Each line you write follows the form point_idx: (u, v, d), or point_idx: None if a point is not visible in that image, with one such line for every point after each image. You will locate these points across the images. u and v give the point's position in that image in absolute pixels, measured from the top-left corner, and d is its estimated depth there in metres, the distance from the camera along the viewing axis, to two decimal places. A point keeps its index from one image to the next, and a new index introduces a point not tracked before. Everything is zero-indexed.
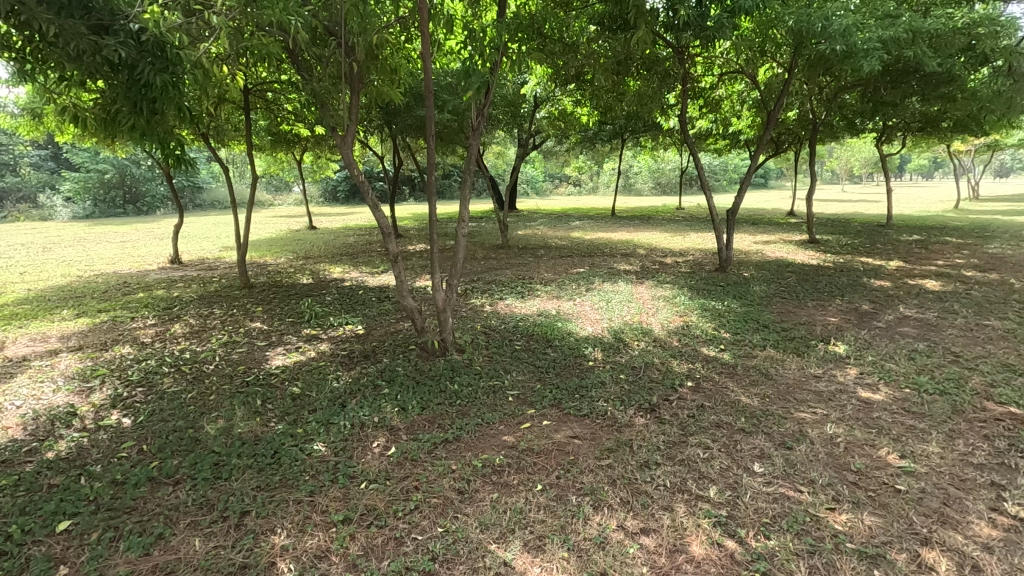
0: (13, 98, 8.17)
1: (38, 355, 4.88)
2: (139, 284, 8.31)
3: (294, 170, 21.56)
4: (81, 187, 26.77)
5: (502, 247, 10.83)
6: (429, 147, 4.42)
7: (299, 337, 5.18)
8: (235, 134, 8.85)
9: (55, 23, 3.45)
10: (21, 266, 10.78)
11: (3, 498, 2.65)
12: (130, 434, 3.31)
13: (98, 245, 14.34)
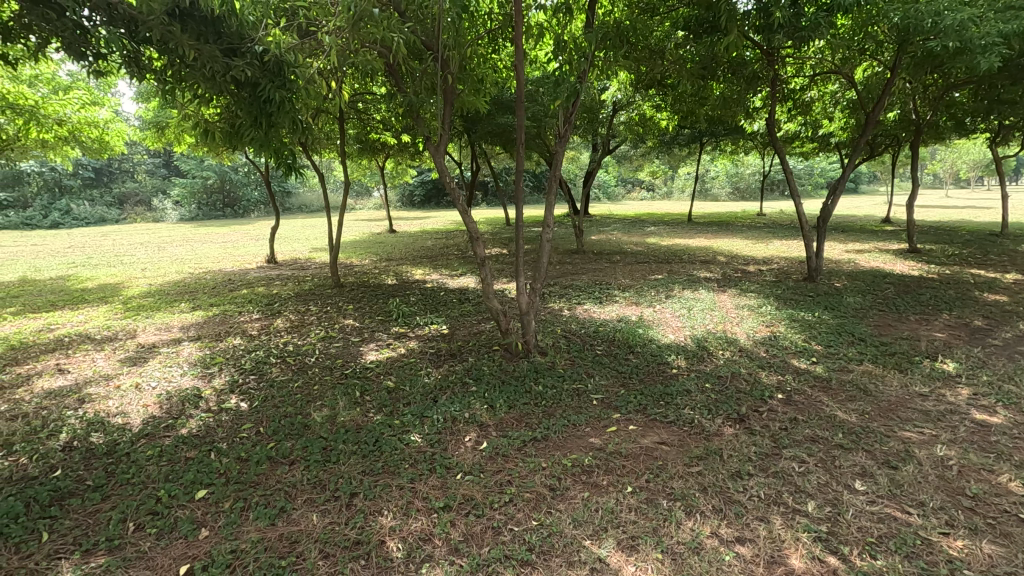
0: (141, 113, 9.13)
1: (164, 343, 5.46)
2: (242, 281, 9.06)
3: (375, 176, 22.62)
4: (188, 192, 29.39)
5: (577, 252, 10.84)
6: (518, 154, 4.56)
7: (389, 334, 5.49)
8: (329, 143, 9.45)
9: (195, 48, 3.88)
10: (143, 263, 12.05)
11: (151, 467, 3.02)
12: (249, 417, 3.66)
13: (204, 245, 15.71)
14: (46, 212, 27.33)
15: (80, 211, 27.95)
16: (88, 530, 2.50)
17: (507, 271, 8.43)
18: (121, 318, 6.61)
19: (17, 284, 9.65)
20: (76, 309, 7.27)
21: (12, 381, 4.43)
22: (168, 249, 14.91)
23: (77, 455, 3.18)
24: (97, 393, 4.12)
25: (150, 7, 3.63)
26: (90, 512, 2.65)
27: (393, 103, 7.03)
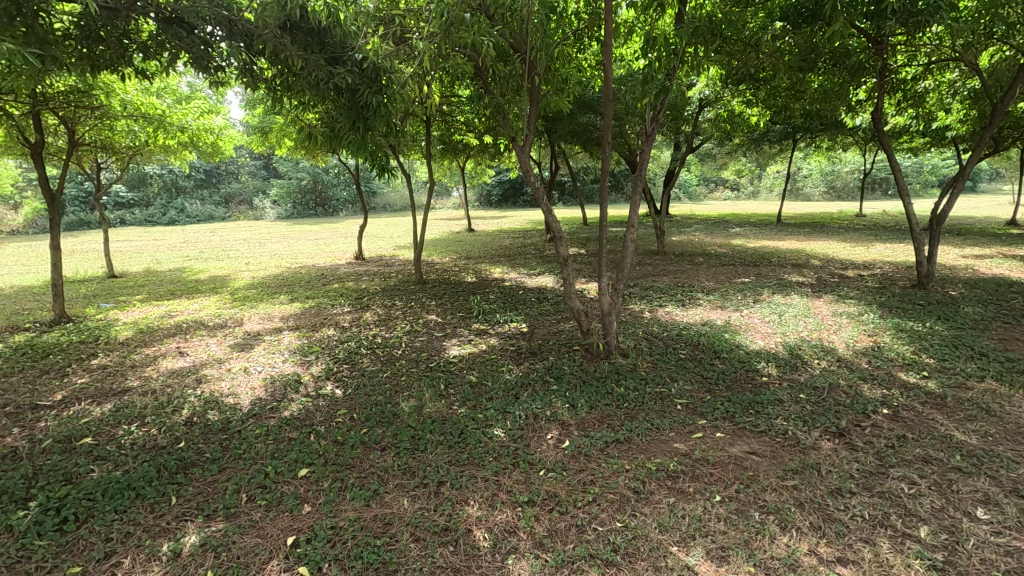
0: (248, 119, 9.90)
1: (267, 331, 5.92)
2: (334, 276, 9.62)
3: (455, 176, 23.20)
4: (285, 193, 31.58)
5: (657, 253, 10.58)
6: (604, 154, 4.51)
7: (470, 330, 5.63)
8: (415, 145, 9.82)
9: (303, 58, 4.16)
10: (247, 257, 13.09)
11: (260, 444, 3.29)
12: (343, 403, 3.90)
13: (299, 241, 16.82)
14: (165, 210, 30.38)
15: (192, 209, 30.82)
16: (209, 497, 2.76)
17: (586, 271, 8.37)
18: (229, 308, 7.24)
19: (143, 275, 10.80)
20: (192, 298, 8.02)
21: (142, 361, 4.97)
22: (268, 245, 16.10)
23: (198, 430, 3.53)
24: (212, 375, 4.54)
25: (266, 22, 3.94)
26: (209, 481, 2.93)
27: (477, 103, 7.19)
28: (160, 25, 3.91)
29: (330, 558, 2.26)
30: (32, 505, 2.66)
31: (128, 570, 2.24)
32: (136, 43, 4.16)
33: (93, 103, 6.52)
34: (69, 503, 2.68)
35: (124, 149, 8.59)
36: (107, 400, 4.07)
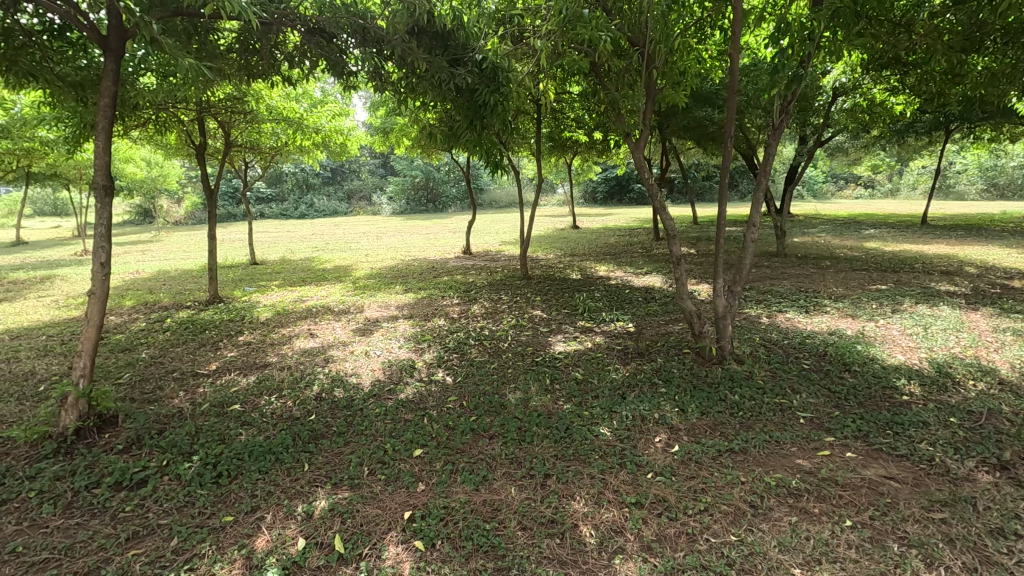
0: (371, 120, 10.58)
1: (385, 318, 6.33)
2: (444, 269, 10.06)
3: (561, 174, 23.23)
4: (400, 189, 33.47)
5: (777, 255, 9.86)
6: (727, 149, 4.26)
7: (575, 327, 5.63)
8: (525, 142, 9.96)
9: (428, 61, 4.37)
10: (366, 250, 14.08)
11: (379, 423, 3.54)
12: (453, 390, 4.07)
13: (412, 235, 17.76)
14: (297, 206, 33.71)
15: (320, 204, 33.71)
16: (336, 467, 3.02)
17: (697, 272, 8.02)
18: (352, 295, 7.83)
19: (279, 263, 12.01)
20: (320, 285, 8.78)
21: (280, 340, 5.54)
22: (385, 239, 17.19)
23: (326, 404, 3.87)
24: (338, 355, 4.96)
25: (396, 28, 4.17)
26: (336, 452, 3.20)
27: (589, 99, 7.12)
28: (305, 36, 4.26)
29: (442, 535, 2.38)
30: (194, 459, 3.07)
31: (270, 525, 2.51)
32: (283, 53, 4.57)
33: (245, 108, 7.31)
34: (223, 460, 3.06)
35: (267, 150, 9.56)
36: (252, 372, 4.59)
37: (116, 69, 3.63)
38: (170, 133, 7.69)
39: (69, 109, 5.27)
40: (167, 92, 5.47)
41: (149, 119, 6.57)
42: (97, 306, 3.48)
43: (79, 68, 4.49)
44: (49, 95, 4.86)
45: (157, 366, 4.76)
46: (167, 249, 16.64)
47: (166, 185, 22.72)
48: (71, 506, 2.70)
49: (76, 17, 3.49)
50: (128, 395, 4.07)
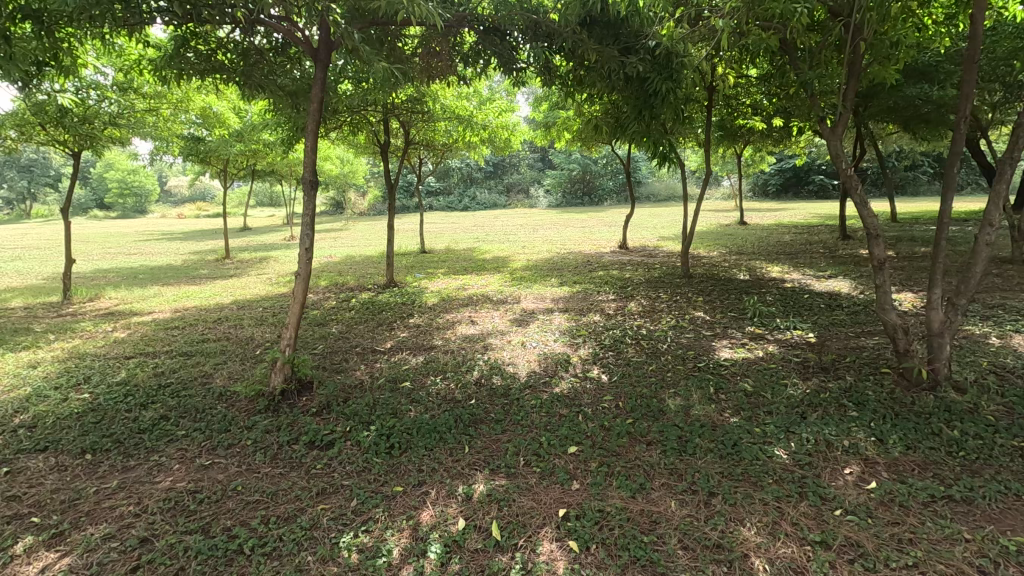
0: (534, 115, 10.78)
1: (541, 310, 6.43)
2: (600, 263, 9.92)
3: (729, 165, 21.56)
4: (557, 182, 33.90)
5: (1011, 261, 8.02)
6: (959, 132, 3.47)
7: (743, 333, 5.15)
8: (692, 133, 9.35)
9: (598, 51, 4.22)
10: (523, 242, 14.49)
11: (535, 415, 3.57)
12: (608, 390, 3.96)
13: (567, 228, 17.86)
14: (462, 199, 36.09)
15: (481, 197, 35.58)
16: (493, 454, 3.11)
17: (898, 278, 6.85)
18: (510, 286, 8.08)
19: (445, 252, 12.87)
20: (480, 275, 9.21)
21: (445, 325, 5.92)
22: (541, 231, 17.54)
23: (485, 391, 4.02)
24: (496, 344, 5.14)
25: (568, 20, 4.10)
26: (494, 439, 3.30)
27: (772, 81, 6.42)
28: (480, 35, 4.42)
29: (598, 540, 2.31)
30: (371, 429, 3.39)
31: (433, 501, 2.66)
32: (460, 53, 4.80)
33: (422, 108, 7.90)
34: (395, 433, 3.33)
35: (439, 147, 10.25)
36: (421, 354, 4.95)
37: (323, 77, 4.11)
38: (361, 134, 8.61)
39: (287, 115, 6.16)
40: (360, 96, 6.12)
41: (345, 121, 7.43)
42: (302, 285, 4.00)
43: (295, 79, 5.20)
44: (272, 105, 5.72)
45: (343, 341, 5.39)
46: (354, 236, 18.86)
47: (355, 180, 25.78)
48: (276, 457, 3.15)
49: (295, 34, 4.03)
50: (322, 364, 4.66)
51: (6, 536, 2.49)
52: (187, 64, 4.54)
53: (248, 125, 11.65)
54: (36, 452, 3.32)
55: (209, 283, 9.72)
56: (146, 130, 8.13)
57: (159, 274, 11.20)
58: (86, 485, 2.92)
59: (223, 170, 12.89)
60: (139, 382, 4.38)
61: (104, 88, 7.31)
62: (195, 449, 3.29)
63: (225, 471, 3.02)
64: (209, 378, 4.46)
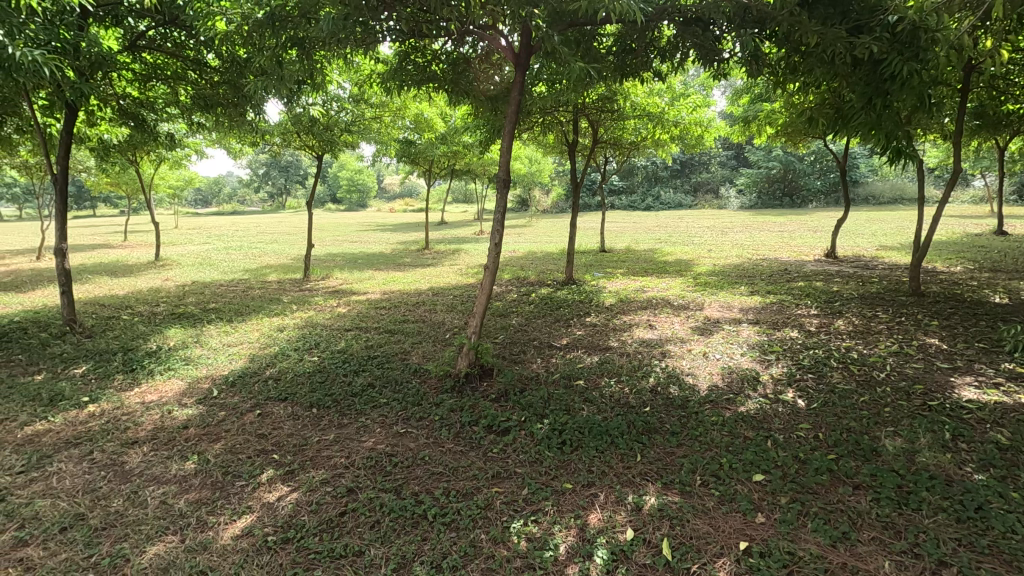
0: (733, 109, 9.99)
1: (727, 320, 5.94)
2: (800, 273, 8.83)
3: (983, 161, 17.56)
4: (752, 181, 31.15)
5: None
6: None
7: (998, 370, 4.12)
8: (936, 123, 7.76)
9: (820, 33, 3.63)
10: (710, 245, 13.59)
11: (715, 433, 3.31)
12: (806, 417, 3.49)
13: (761, 232, 16.30)
14: (645, 198, 35.28)
15: (666, 197, 34.43)
16: (667, 467, 2.95)
17: None
18: (693, 291, 7.63)
19: (625, 252, 12.65)
20: (661, 278, 8.85)
21: (622, 326, 5.81)
22: (731, 234, 16.27)
23: (661, 400, 3.84)
24: (675, 351, 4.88)
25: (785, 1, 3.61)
26: (668, 452, 3.13)
27: None
28: (680, 28, 4.19)
29: None
30: (545, 422, 3.47)
31: (602, 504, 2.62)
32: (657, 48, 4.62)
33: (613, 106, 7.83)
34: (567, 430, 3.37)
35: (626, 146, 10.08)
36: (596, 353, 4.93)
37: (522, 80, 4.29)
38: (551, 134, 8.88)
39: (486, 119, 6.63)
40: (554, 97, 6.29)
41: (537, 121, 7.70)
42: (489, 278, 4.26)
43: (495, 84, 5.56)
44: (474, 109, 6.19)
45: (522, 333, 5.62)
46: (536, 233, 19.66)
47: (540, 178, 26.79)
48: (459, 435, 3.40)
49: (499, 41, 4.27)
50: (502, 354, 4.92)
51: (256, 466, 3.10)
52: (407, 75, 5.12)
53: (451, 128, 12.83)
54: (279, 400, 4.07)
55: (411, 270, 10.95)
56: (371, 135, 9.43)
57: (373, 260, 12.95)
58: (311, 434, 3.50)
59: (428, 170, 14.36)
60: (353, 352, 5.11)
61: (343, 100, 8.68)
62: (394, 416, 3.72)
63: (416, 441, 3.36)
64: (407, 355, 5.01)
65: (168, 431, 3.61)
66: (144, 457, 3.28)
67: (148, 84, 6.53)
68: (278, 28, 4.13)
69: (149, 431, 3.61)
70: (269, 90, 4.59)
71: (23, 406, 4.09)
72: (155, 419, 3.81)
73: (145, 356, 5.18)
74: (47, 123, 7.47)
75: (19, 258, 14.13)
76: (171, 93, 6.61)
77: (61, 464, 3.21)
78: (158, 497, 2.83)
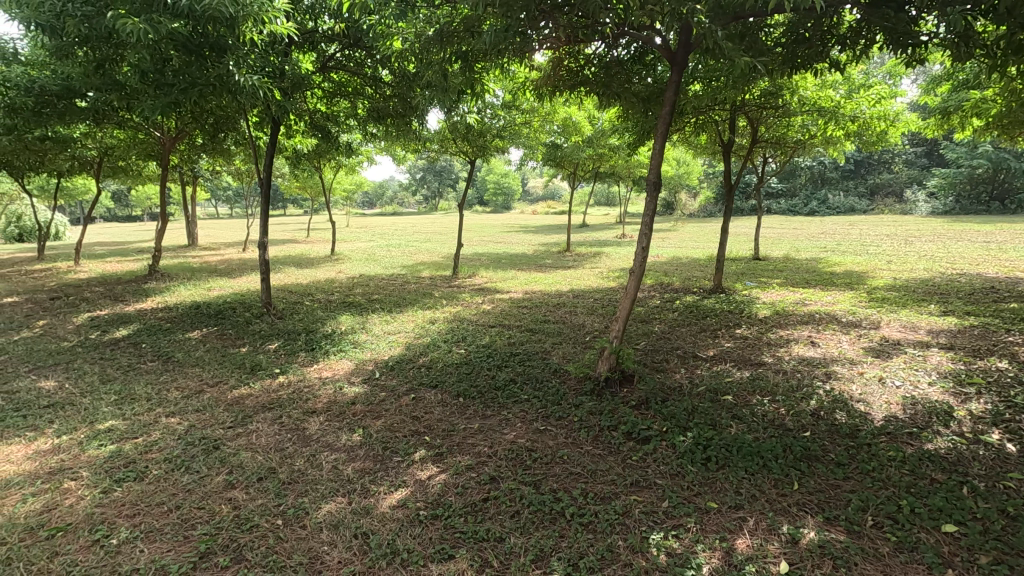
0: (927, 99, 8.62)
1: (910, 343, 5.14)
2: (1013, 292, 7.34)
3: None
4: (948, 182, 26.57)
5: None
6: None
7: None
8: None
9: None
10: (890, 255, 11.87)
11: (893, 470, 2.89)
12: (1017, 466, 2.90)
13: (959, 243, 13.83)
14: (808, 201, 32.05)
15: (834, 199, 31.12)
16: (831, 501, 2.65)
17: None
18: (866, 307, 6.74)
19: (783, 261, 11.57)
20: (826, 290, 7.96)
21: (778, 341, 5.33)
22: (918, 244, 14.04)
23: (824, 425, 3.45)
24: (843, 374, 4.35)
25: None
26: (832, 484, 2.82)
27: None
28: (866, 11, 3.68)
29: None
30: (689, 435, 3.32)
31: (752, 530, 2.44)
32: (836, 36, 4.17)
33: (777, 102, 7.21)
34: (713, 446, 3.18)
35: (790, 145, 9.23)
36: (747, 368, 4.59)
37: (678, 80, 4.15)
38: (704, 134, 8.45)
39: (635, 120, 6.52)
40: (710, 96, 5.98)
41: (689, 121, 7.39)
42: (634, 282, 4.17)
43: (648, 84, 5.44)
44: (624, 112, 6.12)
45: (665, 341, 5.43)
46: (681, 237, 18.80)
47: (689, 181, 25.56)
48: (597, 438, 3.40)
49: (655, 40, 4.16)
50: (643, 361, 4.80)
51: (411, 445, 3.39)
52: (559, 80, 5.23)
53: (598, 131, 12.81)
54: (431, 387, 4.41)
55: (552, 272, 11.13)
56: (520, 140, 9.76)
57: (516, 260, 13.41)
58: (458, 422, 3.74)
59: (573, 173, 14.49)
60: (497, 347, 5.34)
61: (496, 108, 9.13)
62: (534, 413, 3.82)
63: (555, 439, 3.42)
64: (547, 354, 5.12)
65: (339, 405, 4.10)
66: (321, 426, 3.76)
67: (334, 100, 7.44)
68: (446, 44, 4.47)
69: (325, 404, 4.13)
70: (433, 100, 5.00)
71: (231, 372, 4.92)
72: (330, 393, 4.35)
73: (322, 338, 5.93)
74: (257, 136, 8.89)
75: (230, 249, 16.97)
76: (351, 107, 7.47)
77: (259, 424, 3.81)
78: (331, 462, 3.23)
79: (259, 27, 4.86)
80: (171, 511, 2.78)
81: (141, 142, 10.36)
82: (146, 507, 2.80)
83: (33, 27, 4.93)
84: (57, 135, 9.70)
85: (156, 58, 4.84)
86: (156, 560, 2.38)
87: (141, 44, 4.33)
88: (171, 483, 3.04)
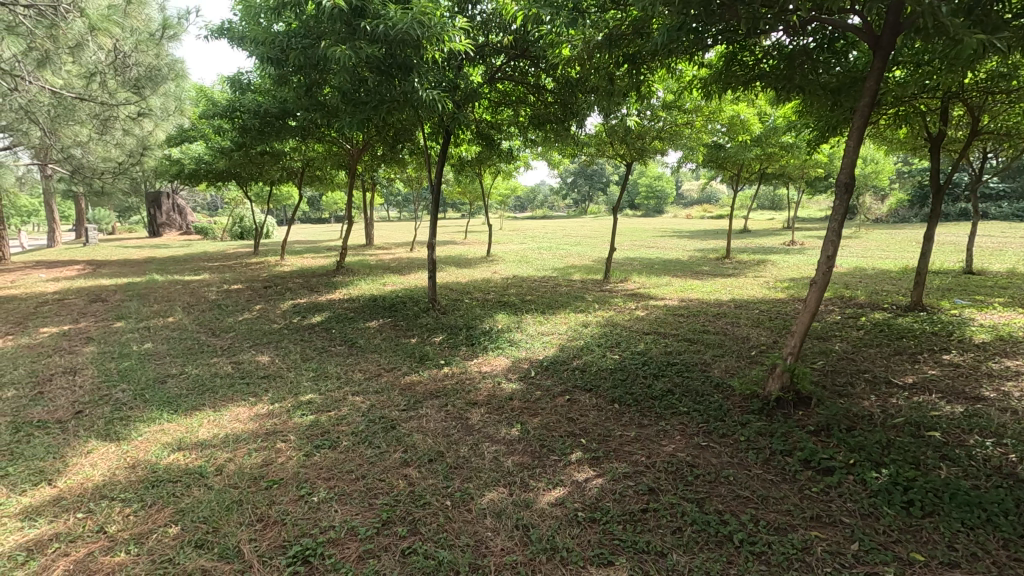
0: None
1: None
2: None
3: None
4: None
5: None
6: None
7: None
8: None
9: None
10: None
11: None
12: None
13: None
14: None
15: None
16: None
17: None
18: None
19: (1008, 275, 9.55)
20: None
21: (1003, 372, 4.41)
22: None
23: None
24: None
25: None
26: None
27: None
28: None
29: None
30: (884, 471, 2.89)
31: None
32: None
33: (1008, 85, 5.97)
34: (917, 487, 2.74)
35: None
36: (960, 402, 3.86)
37: (882, 66, 3.64)
38: (903, 127, 7.34)
39: (819, 115, 5.88)
40: (918, 82, 5.16)
41: (886, 113, 6.46)
42: (816, 294, 3.76)
43: (837, 74, 4.87)
44: (807, 106, 5.54)
45: (849, 362, 4.80)
46: (866, 245, 16.50)
47: (878, 181, 22.35)
48: (769, 462, 3.12)
49: (854, 24, 3.69)
50: (823, 382, 4.30)
51: (568, 446, 3.43)
52: (732, 76, 4.92)
53: (769, 128, 11.80)
54: (585, 390, 4.43)
55: (710, 279, 10.52)
56: (681, 141, 9.36)
57: (671, 266, 12.91)
58: (614, 428, 3.69)
59: (737, 175, 13.54)
60: (653, 355, 5.18)
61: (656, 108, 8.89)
62: (695, 427, 3.63)
63: (719, 457, 3.22)
64: (708, 367, 4.83)
65: (498, 400, 4.30)
66: (481, 417, 3.98)
67: (498, 110, 7.83)
68: (614, 47, 4.46)
69: (485, 397, 4.37)
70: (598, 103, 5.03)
71: (403, 360, 5.43)
72: (489, 387, 4.59)
73: (481, 334, 6.27)
74: (429, 146, 9.71)
75: (400, 249, 18.80)
76: (514, 114, 7.79)
77: (427, 409, 4.15)
78: (492, 453, 3.39)
79: (440, 46, 5.30)
80: (359, 479, 3.14)
81: (334, 154, 11.94)
82: (338, 473, 3.21)
83: (265, 61, 5.92)
84: (274, 150, 11.57)
85: (356, 80, 5.52)
86: (348, 521, 2.71)
87: (345, 69, 4.98)
88: (358, 454, 3.44)
